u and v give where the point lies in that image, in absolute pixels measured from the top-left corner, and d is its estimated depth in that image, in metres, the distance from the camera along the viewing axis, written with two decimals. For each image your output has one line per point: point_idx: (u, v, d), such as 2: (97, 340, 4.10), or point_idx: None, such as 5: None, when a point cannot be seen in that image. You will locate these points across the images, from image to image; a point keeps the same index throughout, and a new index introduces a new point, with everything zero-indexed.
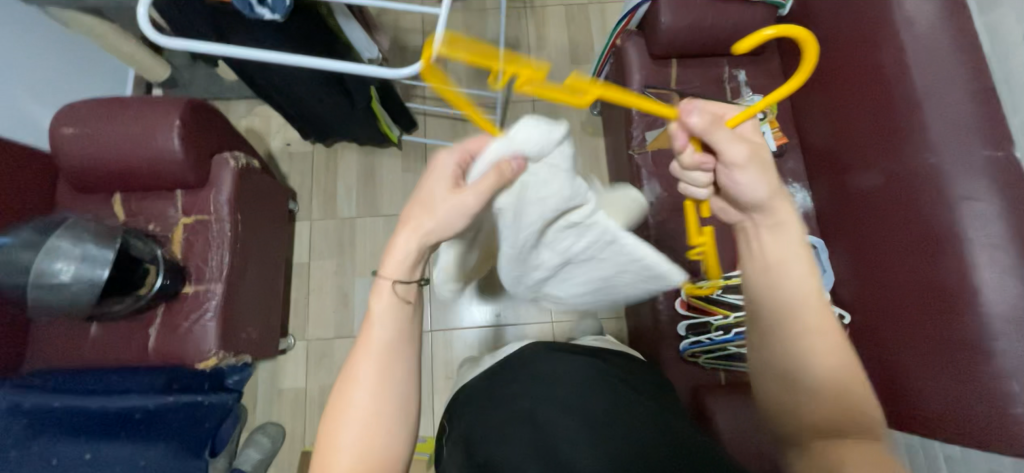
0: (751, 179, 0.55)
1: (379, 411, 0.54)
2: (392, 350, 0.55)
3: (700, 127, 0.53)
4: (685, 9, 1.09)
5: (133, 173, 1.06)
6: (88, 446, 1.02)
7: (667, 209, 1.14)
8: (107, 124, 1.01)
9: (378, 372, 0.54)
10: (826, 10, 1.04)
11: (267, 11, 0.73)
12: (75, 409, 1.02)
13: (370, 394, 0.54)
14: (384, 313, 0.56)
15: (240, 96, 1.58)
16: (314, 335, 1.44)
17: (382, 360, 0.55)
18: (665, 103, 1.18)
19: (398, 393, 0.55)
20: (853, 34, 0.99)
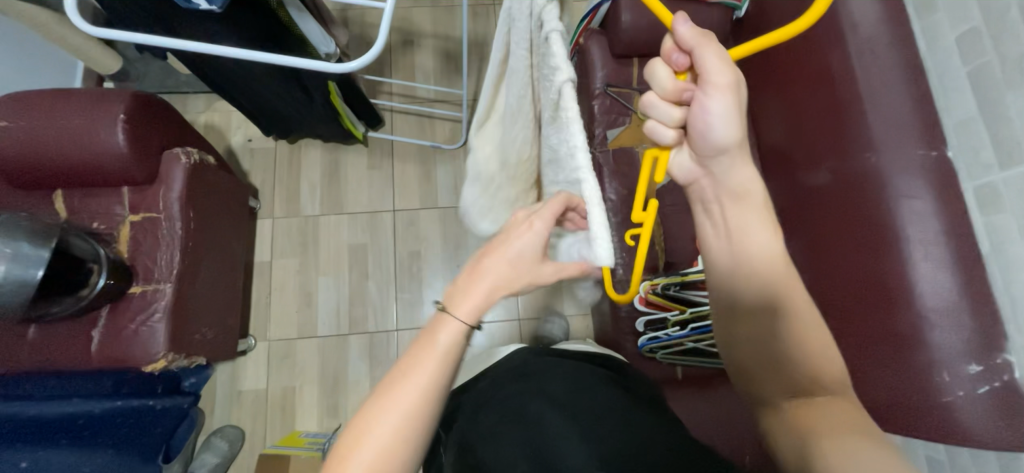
0: (724, 115, 0.48)
1: (405, 425, 0.54)
2: (439, 376, 0.56)
3: (690, 39, 0.45)
4: (644, 8, 1.10)
5: (75, 168, 1.02)
6: (24, 455, 0.97)
7: (627, 207, 1.15)
8: (46, 117, 0.96)
9: (432, 383, 0.56)
10: (778, 12, 1.07)
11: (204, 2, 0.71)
12: (16, 415, 0.98)
13: (414, 410, 0.55)
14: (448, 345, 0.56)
15: (198, 90, 1.53)
16: (276, 336, 1.41)
17: (434, 375, 0.56)
18: (627, 102, 1.20)
19: (419, 409, 0.54)
20: (805, 33, 1.01)
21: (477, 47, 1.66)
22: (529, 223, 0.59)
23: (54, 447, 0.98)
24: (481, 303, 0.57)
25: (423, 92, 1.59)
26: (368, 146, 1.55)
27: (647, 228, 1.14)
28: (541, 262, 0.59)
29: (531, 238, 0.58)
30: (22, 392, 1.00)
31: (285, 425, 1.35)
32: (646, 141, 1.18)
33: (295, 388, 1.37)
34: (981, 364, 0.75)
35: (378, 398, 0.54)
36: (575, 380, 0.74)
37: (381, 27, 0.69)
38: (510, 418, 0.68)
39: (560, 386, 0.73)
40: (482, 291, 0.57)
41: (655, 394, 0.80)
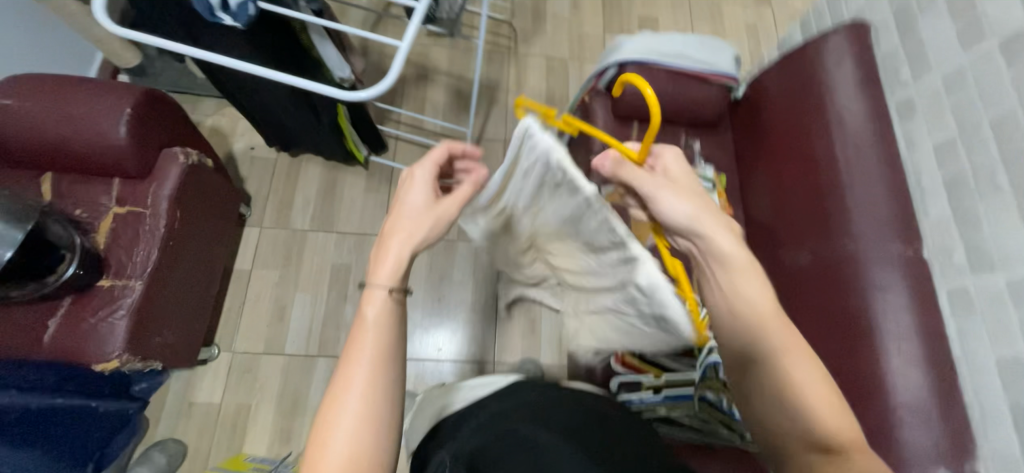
0: (676, 205, 0.62)
1: (370, 411, 0.56)
2: (380, 369, 0.57)
3: (609, 167, 0.67)
4: (646, 77, 1.17)
5: (69, 153, 1.01)
6: None
7: None
8: (51, 102, 0.97)
9: (369, 377, 0.56)
10: (770, 98, 1.13)
11: (228, 16, 0.75)
12: None
13: (359, 406, 0.55)
14: (378, 326, 0.59)
15: (211, 94, 1.56)
16: (241, 348, 1.36)
17: (372, 370, 0.56)
18: None
19: (383, 394, 0.57)
20: (794, 120, 1.06)
21: (488, 91, 1.73)
22: (417, 180, 0.68)
23: None
24: (392, 263, 0.63)
25: (430, 125, 1.63)
26: (369, 169, 1.58)
27: None
28: (437, 201, 0.68)
29: (418, 187, 0.68)
30: None
31: (233, 444, 1.27)
32: None
33: (251, 406, 1.31)
34: (949, 468, 0.75)
35: (342, 373, 0.57)
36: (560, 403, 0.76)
37: (394, 64, 0.72)
38: (514, 444, 0.65)
39: (562, 418, 0.71)
40: (393, 252, 0.63)
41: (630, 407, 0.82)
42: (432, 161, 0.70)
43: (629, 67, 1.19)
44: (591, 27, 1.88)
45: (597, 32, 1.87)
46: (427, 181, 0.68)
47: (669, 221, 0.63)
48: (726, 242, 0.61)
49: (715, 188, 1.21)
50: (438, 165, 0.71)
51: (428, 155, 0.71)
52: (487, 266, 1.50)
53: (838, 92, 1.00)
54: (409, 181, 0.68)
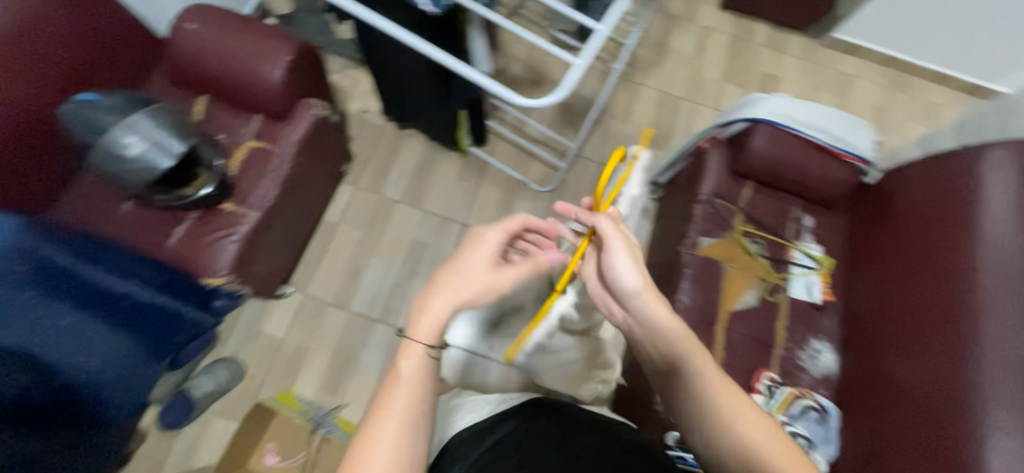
0: (623, 264, 0.65)
1: (397, 455, 0.56)
2: (410, 422, 0.58)
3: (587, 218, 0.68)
4: (777, 139, 1.15)
5: (226, 82, 1.10)
6: (41, 307, 0.88)
7: (696, 316, 1.13)
8: (227, 36, 1.07)
9: (400, 428, 0.57)
10: (913, 197, 1.08)
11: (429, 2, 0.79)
12: (74, 271, 0.94)
13: (386, 461, 0.55)
14: (412, 381, 0.60)
15: (341, 53, 1.65)
16: (312, 294, 1.43)
17: (400, 422, 0.57)
18: (728, 218, 1.21)
19: (413, 430, 0.58)
20: (936, 226, 1.00)
21: (595, 110, 1.73)
22: (481, 240, 0.65)
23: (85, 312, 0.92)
24: (434, 322, 0.62)
25: (534, 130, 1.65)
26: (466, 158, 1.62)
27: (709, 346, 1.11)
28: (496, 268, 0.65)
29: (479, 250, 0.65)
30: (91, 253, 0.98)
31: (284, 380, 1.35)
32: (734, 260, 1.17)
33: (308, 350, 1.37)
34: None
35: (377, 415, 0.58)
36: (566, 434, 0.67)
37: (562, 84, 0.72)
38: None
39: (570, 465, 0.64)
40: (436, 307, 0.62)
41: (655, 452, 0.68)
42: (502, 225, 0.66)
43: (761, 125, 1.15)
44: (712, 72, 1.84)
45: (717, 78, 1.83)
46: (490, 245, 0.65)
47: (615, 280, 0.66)
48: (662, 311, 0.66)
49: (818, 269, 1.17)
50: (509, 233, 0.66)
51: (502, 221, 0.66)
52: None
53: (995, 206, 0.92)
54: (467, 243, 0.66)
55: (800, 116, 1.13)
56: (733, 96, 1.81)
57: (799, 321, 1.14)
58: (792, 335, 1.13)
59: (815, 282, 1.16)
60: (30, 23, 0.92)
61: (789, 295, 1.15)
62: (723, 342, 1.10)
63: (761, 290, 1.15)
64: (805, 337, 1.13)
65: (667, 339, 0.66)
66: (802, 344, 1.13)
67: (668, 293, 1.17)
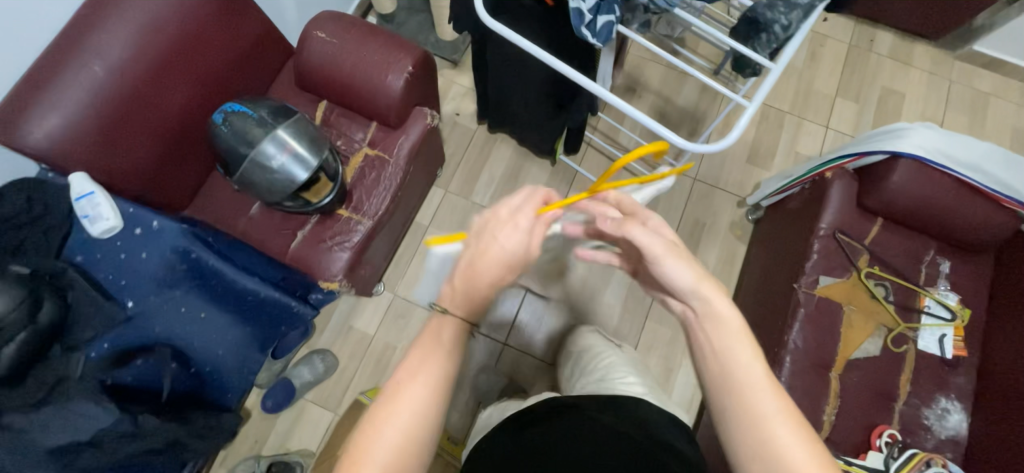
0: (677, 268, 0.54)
1: (401, 451, 0.51)
2: (424, 399, 0.53)
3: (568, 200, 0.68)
4: (920, 175, 1.04)
5: (346, 89, 1.12)
6: (180, 300, 0.95)
7: (810, 361, 1.06)
8: (354, 46, 1.09)
9: (420, 401, 0.52)
10: None
11: (593, 36, 0.69)
12: (201, 263, 0.95)
13: (398, 438, 0.51)
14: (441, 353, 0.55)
15: (437, 53, 1.65)
16: (402, 294, 1.48)
17: (423, 395, 0.53)
18: (852, 256, 1.12)
19: (425, 421, 0.53)
20: None
21: (692, 121, 1.64)
22: (513, 219, 0.57)
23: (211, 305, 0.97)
24: (473, 303, 0.57)
25: (626, 140, 1.60)
26: (555, 166, 1.59)
27: (824, 394, 1.04)
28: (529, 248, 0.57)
29: (507, 231, 0.57)
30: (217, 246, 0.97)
31: (374, 376, 1.40)
32: (855, 304, 1.09)
33: (396, 348, 1.42)
34: None
35: (392, 387, 0.53)
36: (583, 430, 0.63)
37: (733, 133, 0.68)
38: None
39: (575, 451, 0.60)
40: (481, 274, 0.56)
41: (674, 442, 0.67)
42: (532, 197, 0.59)
43: (903, 159, 1.05)
44: (823, 84, 1.70)
45: (829, 92, 1.69)
46: (518, 225, 0.57)
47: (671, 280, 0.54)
48: (724, 306, 0.53)
49: (954, 322, 1.07)
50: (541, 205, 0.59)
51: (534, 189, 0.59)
52: (639, 300, 1.47)
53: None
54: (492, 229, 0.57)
55: (953, 152, 1.02)
56: (846, 111, 1.67)
57: (927, 376, 1.05)
58: (918, 391, 1.04)
59: (949, 335, 1.06)
60: (189, 26, 0.95)
61: (917, 346, 1.06)
62: (839, 392, 1.03)
63: (885, 339, 1.06)
64: (933, 393, 1.04)
65: (722, 336, 0.52)
66: (929, 401, 1.04)
67: (778, 332, 1.11)
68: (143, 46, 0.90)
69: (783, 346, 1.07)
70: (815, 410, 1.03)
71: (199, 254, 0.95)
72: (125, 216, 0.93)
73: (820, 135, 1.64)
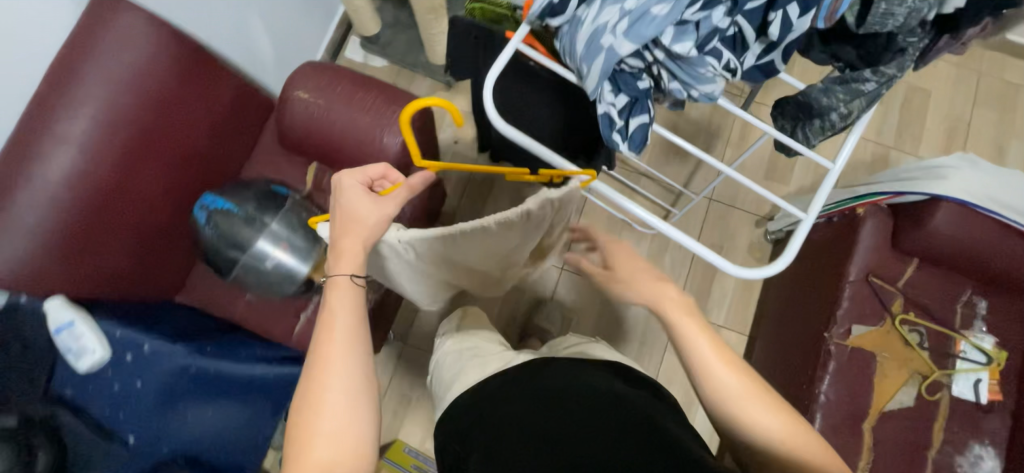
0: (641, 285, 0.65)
1: (349, 394, 0.56)
2: (352, 344, 0.58)
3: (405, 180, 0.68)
4: (965, 219, 0.98)
5: (340, 151, 1.02)
6: (180, 413, 0.89)
7: (841, 414, 1.03)
8: (342, 105, 0.99)
9: (346, 345, 0.58)
10: None
11: (626, 145, 0.60)
12: (193, 367, 0.89)
13: (344, 385, 0.56)
14: (349, 306, 0.61)
15: (429, 75, 1.52)
16: (413, 340, 1.43)
17: (344, 345, 0.58)
18: (885, 301, 1.06)
19: (364, 363, 0.58)
20: None
21: (707, 135, 1.54)
22: (356, 188, 0.66)
23: (210, 405, 0.91)
24: (353, 256, 0.63)
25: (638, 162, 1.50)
26: None
27: (854, 448, 1.02)
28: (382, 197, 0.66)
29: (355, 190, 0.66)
30: (208, 344, 0.91)
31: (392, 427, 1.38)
32: (888, 351, 1.05)
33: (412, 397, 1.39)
34: None
35: (321, 343, 0.59)
36: (517, 379, 0.73)
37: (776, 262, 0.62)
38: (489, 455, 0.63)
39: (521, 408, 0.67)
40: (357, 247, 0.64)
41: (606, 360, 0.77)
42: (370, 170, 0.68)
43: (946, 202, 0.98)
44: None
45: None
46: (358, 183, 0.66)
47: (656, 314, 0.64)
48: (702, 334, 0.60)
49: (989, 366, 1.03)
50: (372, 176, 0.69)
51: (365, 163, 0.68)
52: (656, 333, 1.44)
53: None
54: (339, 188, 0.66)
55: (1001, 197, 0.96)
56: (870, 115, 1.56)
57: (960, 423, 1.03)
58: (951, 438, 1.02)
59: (984, 379, 1.03)
60: (137, 109, 0.83)
61: (950, 393, 1.03)
62: (871, 445, 1.01)
63: (918, 387, 1.03)
64: (966, 441, 1.02)
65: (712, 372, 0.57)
66: (961, 448, 1.02)
67: (806, 381, 1.07)
68: (103, 146, 0.80)
69: (812, 398, 1.05)
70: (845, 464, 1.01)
71: (195, 362, 0.89)
72: (116, 341, 0.87)
73: (841, 143, 1.55)
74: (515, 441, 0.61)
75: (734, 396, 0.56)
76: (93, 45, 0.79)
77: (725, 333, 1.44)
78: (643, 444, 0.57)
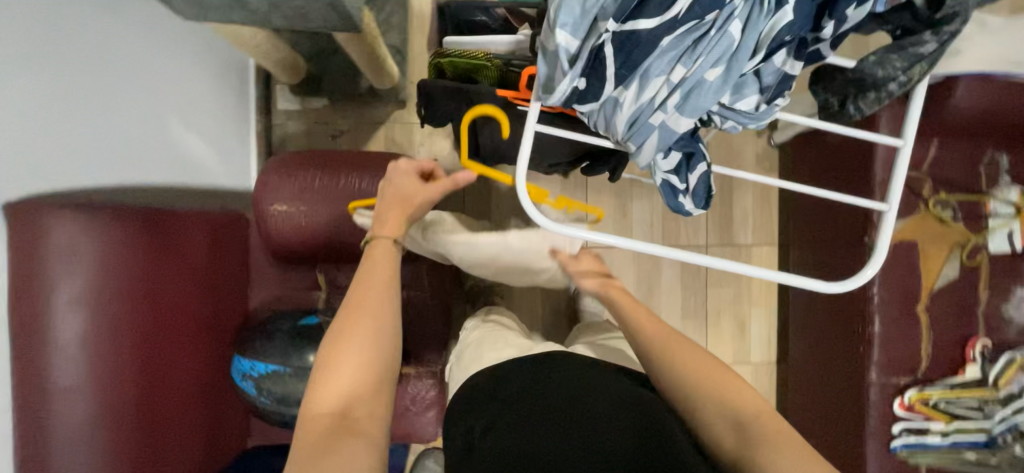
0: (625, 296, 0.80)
1: (375, 351, 0.64)
2: (384, 308, 0.67)
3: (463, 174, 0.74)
4: (985, 88, 0.97)
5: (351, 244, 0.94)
6: None
7: (897, 306, 1.08)
8: (331, 203, 0.92)
9: (377, 314, 0.66)
10: None
11: (690, 200, 0.54)
12: None
13: (367, 341, 0.64)
14: (384, 260, 0.72)
15: (379, 99, 1.35)
16: None
17: (379, 313, 0.67)
18: (915, 188, 1.07)
19: (386, 328, 0.66)
20: None
21: None
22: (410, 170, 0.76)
23: None
24: (396, 222, 0.74)
25: None
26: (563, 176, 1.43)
27: (915, 331, 1.08)
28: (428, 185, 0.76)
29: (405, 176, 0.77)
30: None
31: None
32: (928, 234, 1.07)
33: None
34: None
35: (361, 290, 0.68)
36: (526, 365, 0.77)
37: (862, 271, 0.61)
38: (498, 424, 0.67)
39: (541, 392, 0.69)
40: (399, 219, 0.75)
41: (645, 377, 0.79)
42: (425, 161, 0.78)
43: (965, 77, 0.96)
44: None
45: None
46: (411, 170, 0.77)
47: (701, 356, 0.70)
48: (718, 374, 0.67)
49: (1020, 215, 1.07)
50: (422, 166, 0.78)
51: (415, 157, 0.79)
52: (694, 274, 1.47)
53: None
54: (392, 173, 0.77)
55: None
56: None
57: (1002, 274, 1.09)
58: (997, 292, 1.09)
59: (1018, 229, 1.07)
60: (115, 300, 0.76)
61: (989, 252, 1.08)
62: (929, 324, 1.08)
63: (960, 257, 1.08)
64: (1009, 288, 1.09)
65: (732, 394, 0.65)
66: (1006, 296, 1.09)
67: (857, 286, 1.11)
68: (105, 350, 0.75)
69: (867, 302, 1.09)
70: (910, 349, 1.08)
71: None
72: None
73: None
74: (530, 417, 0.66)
75: (666, 340, 0.70)
76: (44, 254, 0.72)
77: (757, 250, 1.47)
78: (634, 425, 0.62)
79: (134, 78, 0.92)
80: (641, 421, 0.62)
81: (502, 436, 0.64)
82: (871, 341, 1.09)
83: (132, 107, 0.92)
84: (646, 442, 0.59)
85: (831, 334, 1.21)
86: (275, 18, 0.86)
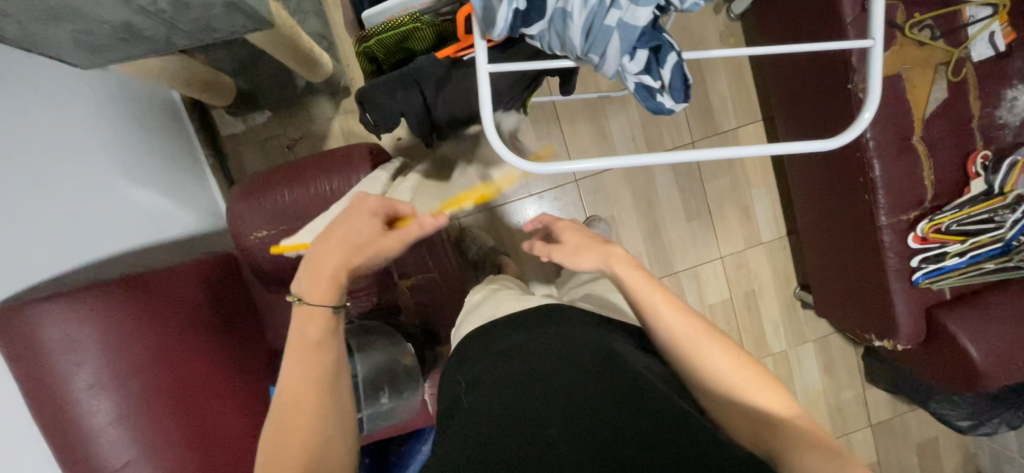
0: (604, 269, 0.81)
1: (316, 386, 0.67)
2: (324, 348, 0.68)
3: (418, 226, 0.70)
4: None
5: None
6: None
7: (893, 145, 1.07)
8: (304, 213, 0.88)
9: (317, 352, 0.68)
10: None
11: (668, 97, 0.50)
12: None
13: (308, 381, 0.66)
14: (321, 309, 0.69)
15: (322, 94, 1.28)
16: None
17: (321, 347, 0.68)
18: (888, 18, 1.02)
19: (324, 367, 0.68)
20: None
21: None
22: (359, 223, 0.69)
23: None
24: (329, 286, 0.69)
25: None
26: (532, 116, 1.38)
27: (913, 164, 1.08)
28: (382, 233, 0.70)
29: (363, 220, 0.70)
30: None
31: None
32: (910, 62, 1.04)
33: None
34: None
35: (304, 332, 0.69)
36: (526, 325, 0.74)
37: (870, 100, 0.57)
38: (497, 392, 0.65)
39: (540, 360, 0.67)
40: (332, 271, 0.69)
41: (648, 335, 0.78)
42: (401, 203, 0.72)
43: None
44: None
45: None
46: (372, 210, 0.70)
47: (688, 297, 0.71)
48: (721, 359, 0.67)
49: (997, 14, 1.03)
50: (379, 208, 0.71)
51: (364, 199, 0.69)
52: (687, 174, 1.46)
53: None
54: (357, 207, 0.70)
55: None
56: None
57: (990, 81, 1.06)
58: (988, 99, 1.07)
59: (997, 29, 1.04)
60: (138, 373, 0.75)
61: (973, 62, 1.05)
62: (926, 153, 1.07)
63: (945, 77, 1.05)
64: (999, 92, 1.07)
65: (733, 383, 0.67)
66: (997, 101, 1.07)
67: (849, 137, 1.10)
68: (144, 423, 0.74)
69: (861, 150, 1.08)
70: (913, 183, 1.08)
71: None
72: None
73: None
74: (514, 380, 0.66)
75: (691, 339, 0.68)
76: (43, 351, 0.71)
77: (742, 132, 1.44)
78: (638, 403, 0.60)
79: (64, 148, 0.86)
80: (648, 403, 0.60)
81: (479, 399, 0.66)
82: (872, 186, 1.09)
83: (74, 178, 0.87)
84: (657, 418, 0.58)
85: (832, 191, 1.22)
86: (180, 39, 0.79)
